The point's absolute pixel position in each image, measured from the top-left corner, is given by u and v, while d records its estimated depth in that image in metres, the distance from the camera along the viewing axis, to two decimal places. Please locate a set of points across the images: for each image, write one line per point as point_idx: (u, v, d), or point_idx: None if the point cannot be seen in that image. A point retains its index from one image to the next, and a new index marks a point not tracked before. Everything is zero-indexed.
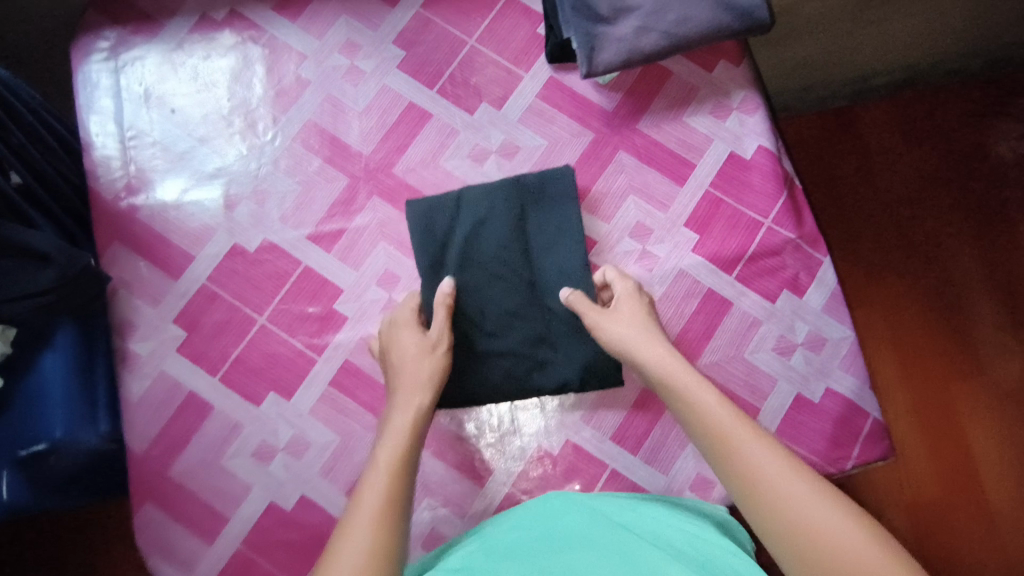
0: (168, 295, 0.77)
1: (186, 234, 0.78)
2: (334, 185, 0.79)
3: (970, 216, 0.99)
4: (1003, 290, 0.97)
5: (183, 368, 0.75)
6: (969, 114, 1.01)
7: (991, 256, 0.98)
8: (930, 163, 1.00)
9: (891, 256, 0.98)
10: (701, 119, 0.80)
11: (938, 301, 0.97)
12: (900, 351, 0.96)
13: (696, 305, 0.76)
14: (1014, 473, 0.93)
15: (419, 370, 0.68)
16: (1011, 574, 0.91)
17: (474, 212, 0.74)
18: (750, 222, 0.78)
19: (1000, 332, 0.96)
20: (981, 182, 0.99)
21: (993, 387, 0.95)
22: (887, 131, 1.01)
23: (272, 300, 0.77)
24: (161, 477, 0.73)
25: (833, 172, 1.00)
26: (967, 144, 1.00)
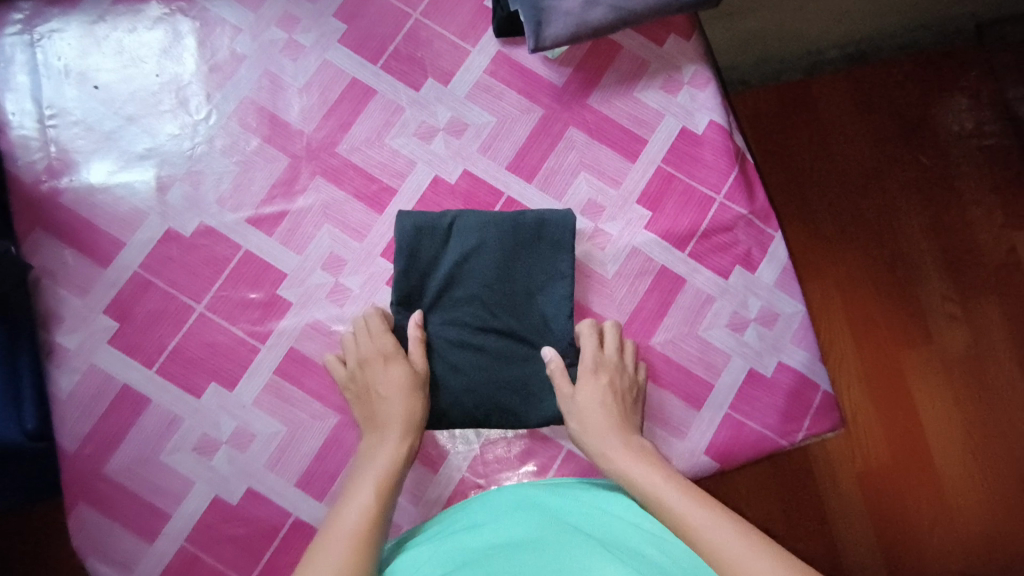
0: (97, 284, 0.72)
1: (115, 219, 0.73)
2: (275, 165, 0.76)
3: (920, 189, 1.00)
4: (949, 260, 0.99)
5: (116, 360, 0.71)
6: (920, 86, 1.02)
7: (939, 227, 1.00)
8: (881, 136, 1.01)
9: (844, 227, 0.99)
10: (652, 94, 0.79)
11: (888, 272, 0.98)
12: (853, 323, 0.97)
13: (649, 282, 0.76)
14: (960, 437, 0.95)
15: (404, 410, 0.66)
16: (954, 535, 0.93)
17: (465, 249, 0.70)
18: (702, 197, 0.77)
19: (947, 301, 0.98)
20: (931, 156, 1.01)
21: (940, 355, 0.97)
22: (840, 104, 1.01)
23: (210, 286, 0.73)
24: (95, 476, 0.70)
25: (788, 145, 1.01)
26: (917, 117, 1.02)
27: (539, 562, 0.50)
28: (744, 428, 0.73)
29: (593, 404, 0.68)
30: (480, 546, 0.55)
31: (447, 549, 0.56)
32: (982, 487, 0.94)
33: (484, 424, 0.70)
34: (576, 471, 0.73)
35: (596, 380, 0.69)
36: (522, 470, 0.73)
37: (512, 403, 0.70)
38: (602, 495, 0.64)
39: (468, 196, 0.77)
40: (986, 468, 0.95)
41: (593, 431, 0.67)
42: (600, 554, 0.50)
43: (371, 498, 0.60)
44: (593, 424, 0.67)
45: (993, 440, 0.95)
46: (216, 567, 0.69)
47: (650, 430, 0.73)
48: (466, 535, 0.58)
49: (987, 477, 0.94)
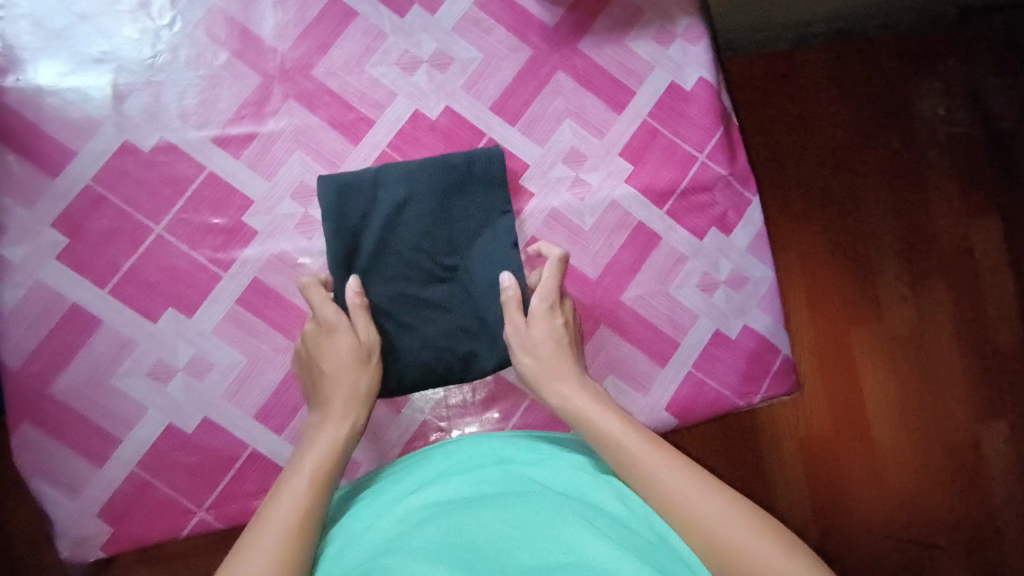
0: (44, 194, 0.67)
1: (66, 126, 0.68)
2: (244, 83, 0.71)
3: (887, 170, 1.02)
4: (906, 241, 1.02)
5: (65, 278, 0.67)
6: (900, 68, 1.03)
7: (900, 208, 1.02)
8: (856, 115, 1.02)
9: (813, 202, 1.01)
10: (644, 44, 0.77)
11: (849, 249, 1.01)
12: (809, 297, 1.00)
13: (625, 237, 0.75)
14: (896, 410, 1.00)
15: (354, 385, 0.62)
16: (879, 499, 0.99)
17: (397, 195, 0.67)
18: (684, 155, 0.76)
19: (899, 280, 1.01)
20: (901, 139, 1.02)
21: (887, 332, 1.00)
22: (821, 79, 1.01)
23: (170, 207, 0.69)
24: (40, 396, 0.67)
25: (767, 117, 1.00)
26: (892, 98, 1.02)
27: (506, 523, 0.49)
28: (704, 386, 0.75)
29: (548, 338, 0.65)
30: (441, 506, 0.53)
31: (410, 505, 0.55)
32: (912, 457, 1.00)
33: (448, 376, 0.69)
34: (539, 420, 0.74)
35: (550, 315, 0.66)
36: (486, 417, 0.73)
37: (475, 354, 0.69)
38: (557, 451, 0.63)
39: (449, 134, 0.74)
40: (917, 440, 1.00)
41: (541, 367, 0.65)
42: (568, 516, 0.50)
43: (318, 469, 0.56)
44: (549, 360, 0.65)
45: (927, 415, 1.01)
46: (168, 495, 0.68)
47: (614, 383, 0.74)
48: (424, 492, 0.56)
49: (918, 448, 1.00)
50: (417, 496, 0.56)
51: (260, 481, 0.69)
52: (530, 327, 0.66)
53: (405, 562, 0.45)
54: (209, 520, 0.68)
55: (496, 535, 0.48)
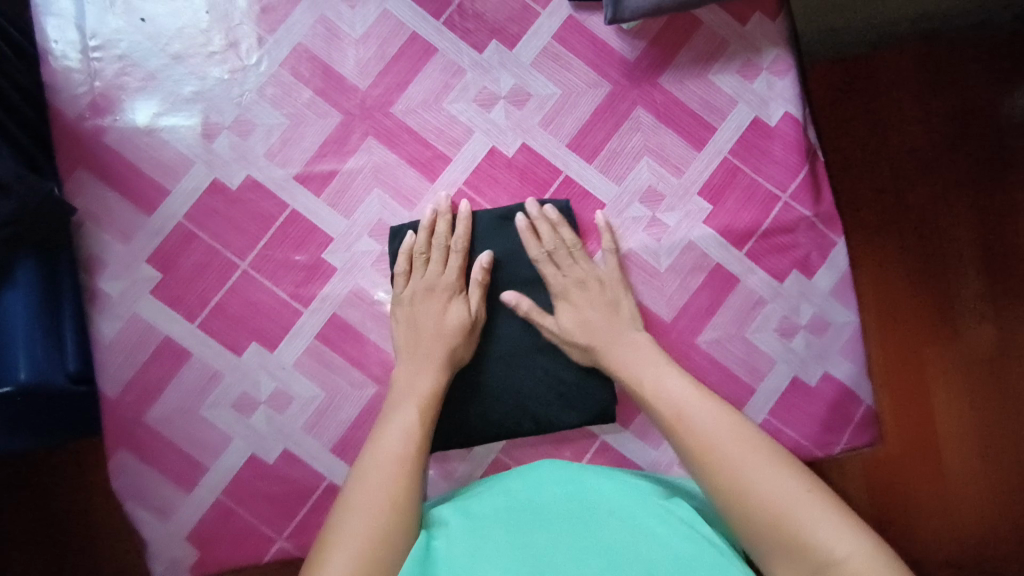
0: (140, 231, 0.71)
1: (160, 164, 0.71)
2: (326, 121, 0.72)
3: (972, 184, 0.96)
4: (988, 259, 0.96)
5: (158, 312, 0.70)
6: (988, 75, 0.96)
7: (983, 224, 0.96)
8: (938, 124, 0.96)
9: (888, 219, 0.96)
10: (727, 78, 0.75)
11: (925, 265, 0.95)
12: (881, 312, 0.95)
13: (702, 279, 0.73)
14: (973, 438, 0.94)
15: (460, 350, 0.68)
16: (952, 533, 0.94)
17: (471, 251, 0.72)
18: (766, 195, 0.74)
19: (979, 300, 0.96)
20: (988, 150, 0.96)
21: (963, 354, 0.95)
22: (901, 87, 0.96)
23: (255, 244, 0.71)
24: (135, 423, 0.70)
25: (843, 125, 0.96)
26: (981, 108, 0.96)
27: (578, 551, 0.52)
28: (780, 434, 0.73)
29: (580, 321, 0.69)
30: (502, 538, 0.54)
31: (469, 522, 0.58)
32: (984, 485, 0.94)
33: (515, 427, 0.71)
34: (608, 463, 0.73)
35: (570, 301, 0.70)
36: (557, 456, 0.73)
37: (539, 409, 0.71)
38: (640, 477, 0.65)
39: (525, 171, 0.74)
40: (994, 471, 0.94)
41: (586, 355, 0.69)
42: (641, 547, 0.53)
43: (415, 416, 0.62)
44: (585, 319, 0.69)
45: (1006, 443, 0.94)
46: (250, 522, 0.70)
47: None
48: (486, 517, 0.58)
49: (991, 477, 0.94)
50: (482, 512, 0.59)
51: None
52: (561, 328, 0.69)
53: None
54: (288, 548, 0.70)
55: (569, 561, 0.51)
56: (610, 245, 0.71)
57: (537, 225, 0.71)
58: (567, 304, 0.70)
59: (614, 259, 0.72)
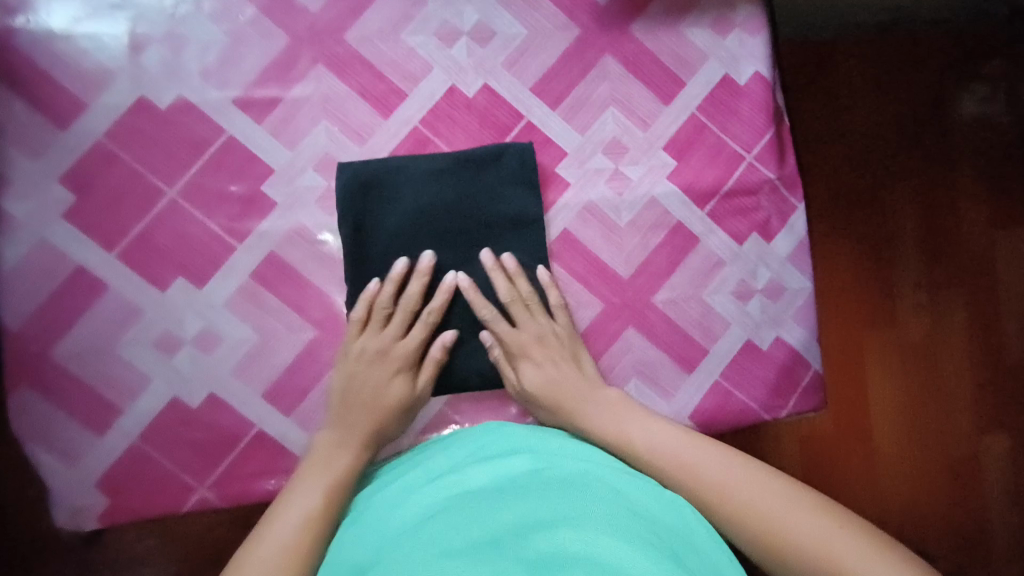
0: (52, 147, 0.64)
1: (78, 76, 0.64)
2: (270, 43, 0.66)
3: (921, 174, 0.96)
4: (931, 250, 0.96)
5: (71, 238, 0.64)
6: (945, 66, 0.96)
7: (929, 215, 0.96)
8: (894, 113, 0.96)
9: (839, 204, 0.95)
10: (699, 32, 0.72)
11: (873, 252, 0.95)
12: (828, 292, 0.95)
13: (662, 237, 0.71)
14: (903, 418, 0.96)
15: (388, 429, 0.63)
16: (875, 504, 0.96)
17: (422, 194, 0.65)
18: (731, 154, 0.72)
19: (918, 289, 0.96)
20: (939, 143, 0.96)
21: (901, 339, 0.96)
22: (862, 69, 0.95)
23: (185, 171, 0.65)
24: (42, 359, 0.64)
25: (802, 104, 0.95)
26: (933, 97, 0.96)
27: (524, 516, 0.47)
28: (730, 397, 0.72)
29: (546, 379, 0.65)
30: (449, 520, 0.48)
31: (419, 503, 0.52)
32: (913, 462, 0.96)
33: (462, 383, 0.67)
34: None
35: (531, 358, 0.66)
36: (503, 412, 0.70)
37: (489, 366, 0.67)
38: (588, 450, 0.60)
39: (485, 114, 0.69)
40: (917, 448, 0.96)
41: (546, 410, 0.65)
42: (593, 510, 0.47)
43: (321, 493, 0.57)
44: (558, 373, 0.65)
45: (931, 423, 0.96)
46: (169, 470, 0.66)
47: (636, 388, 0.71)
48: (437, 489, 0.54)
49: (919, 454, 0.96)
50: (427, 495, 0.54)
51: (265, 461, 0.67)
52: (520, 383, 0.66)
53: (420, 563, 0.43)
54: (210, 498, 0.66)
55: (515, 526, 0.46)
56: (558, 302, 0.67)
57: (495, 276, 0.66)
58: (532, 364, 0.66)
59: (565, 316, 0.68)
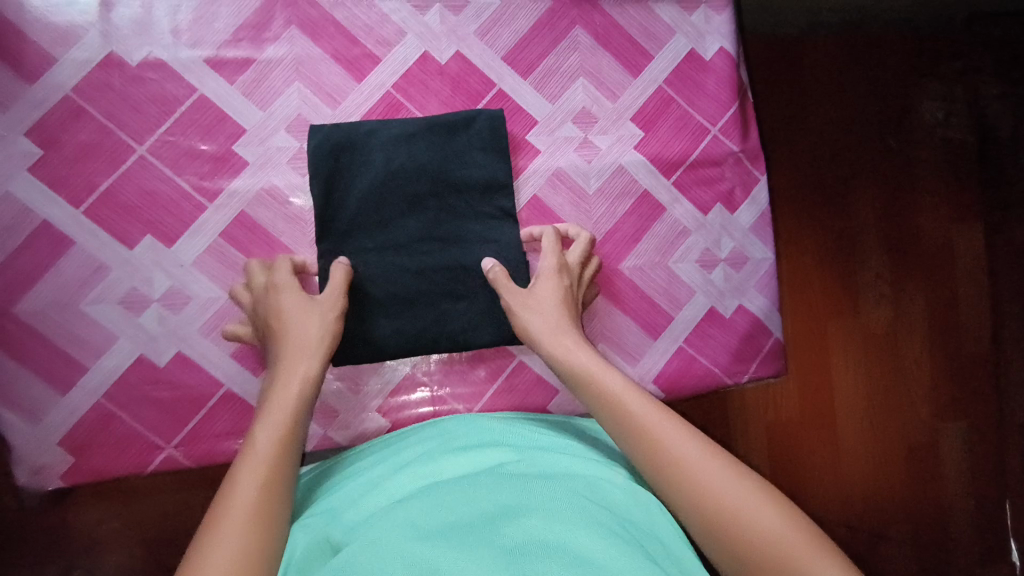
0: (18, 100, 0.63)
1: (46, 29, 0.64)
2: (244, 4, 0.67)
3: (882, 170, 0.95)
4: (893, 241, 0.95)
5: (36, 192, 0.64)
6: (908, 65, 0.94)
7: (891, 207, 0.95)
8: (859, 108, 0.94)
9: (803, 199, 0.94)
10: (666, 7, 0.74)
11: (835, 243, 0.94)
12: (791, 282, 0.93)
13: (629, 205, 0.73)
14: (865, 409, 0.95)
15: (310, 339, 0.58)
16: (840, 495, 0.94)
17: (394, 155, 0.66)
18: (697, 127, 0.74)
19: (880, 280, 0.95)
20: (900, 142, 0.95)
21: (864, 329, 0.94)
22: (828, 65, 0.93)
23: (155, 129, 0.65)
24: (3, 315, 0.63)
25: (769, 100, 0.92)
26: (896, 96, 0.94)
27: (499, 504, 0.48)
28: (694, 363, 0.74)
29: (557, 301, 0.64)
30: (422, 505, 0.49)
31: (393, 484, 0.54)
32: (876, 452, 0.95)
33: (433, 345, 0.67)
34: (524, 383, 0.72)
35: (556, 282, 0.65)
36: (471, 375, 0.71)
37: (458, 329, 0.67)
38: (569, 440, 0.62)
39: (457, 81, 0.71)
40: (880, 438, 0.95)
41: (555, 327, 0.62)
42: (564, 504, 0.48)
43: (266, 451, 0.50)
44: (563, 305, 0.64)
45: (891, 413, 0.95)
46: (134, 429, 0.65)
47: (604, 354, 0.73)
48: (411, 471, 0.55)
49: (881, 444, 0.95)
50: (397, 479, 0.54)
51: (233, 421, 0.67)
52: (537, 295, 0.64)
53: (396, 546, 0.43)
54: (176, 458, 0.66)
55: (490, 513, 0.47)
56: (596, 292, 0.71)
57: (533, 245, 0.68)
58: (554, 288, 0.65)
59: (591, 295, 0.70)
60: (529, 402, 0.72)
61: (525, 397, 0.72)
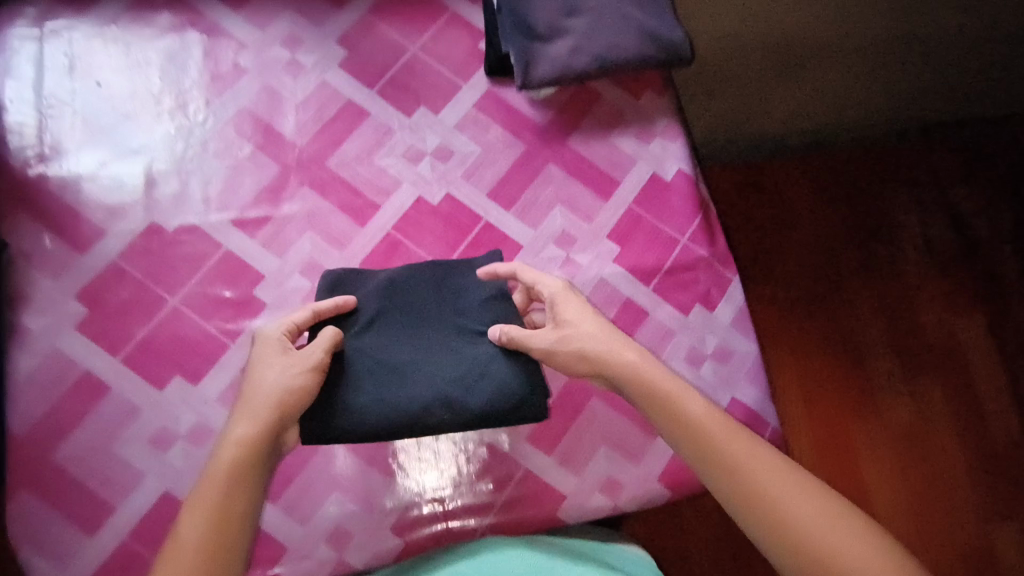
0: (72, 268, 0.73)
1: (99, 209, 0.75)
2: (264, 172, 0.79)
3: (869, 270, 1.15)
4: (899, 341, 1.12)
5: (80, 346, 0.71)
6: (864, 180, 1.19)
7: (884, 308, 1.13)
8: (833, 222, 1.16)
9: (801, 307, 1.12)
10: (626, 141, 0.86)
11: (835, 347, 1.11)
12: (802, 385, 1.09)
13: (614, 313, 0.79)
14: (899, 489, 1.06)
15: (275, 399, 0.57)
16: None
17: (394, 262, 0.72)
18: (667, 238, 0.82)
19: (892, 376, 1.10)
20: (889, 248, 1.16)
21: (887, 423, 1.08)
22: (802, 181, 1.18)
23: (186, 282, 0.74)
24: (43, 461, 0.69)
25: (754, 217, 1.16)
26: (868, 207, 1.18)
27: None
28: None
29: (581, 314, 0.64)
30: None
31: None
32: (919, 533, 1.04)
33: (427, 421, 0.64)
34: (533, 492, 0.73)
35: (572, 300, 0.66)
36: (480, 488, 0.73)
37: (451, 393, 0.64)
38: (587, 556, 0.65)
39: (449, 218, 0.80)
40: (917, 515, 1.04)
41: (608, 339, 0.62)
42: None
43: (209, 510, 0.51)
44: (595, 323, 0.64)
45: (926, 493, 1.06)
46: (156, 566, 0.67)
47: (607, 455, 0.75)
48: None
49: (921, 525, 1.04)
50: None
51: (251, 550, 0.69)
52: (569, 321, 0.64)
53: None
54: None
55: None
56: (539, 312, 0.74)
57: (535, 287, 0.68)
58: (580, 307, 0.65)
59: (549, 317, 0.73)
60: (539, 510, 0.73)
61: (533, 505, 0.73)
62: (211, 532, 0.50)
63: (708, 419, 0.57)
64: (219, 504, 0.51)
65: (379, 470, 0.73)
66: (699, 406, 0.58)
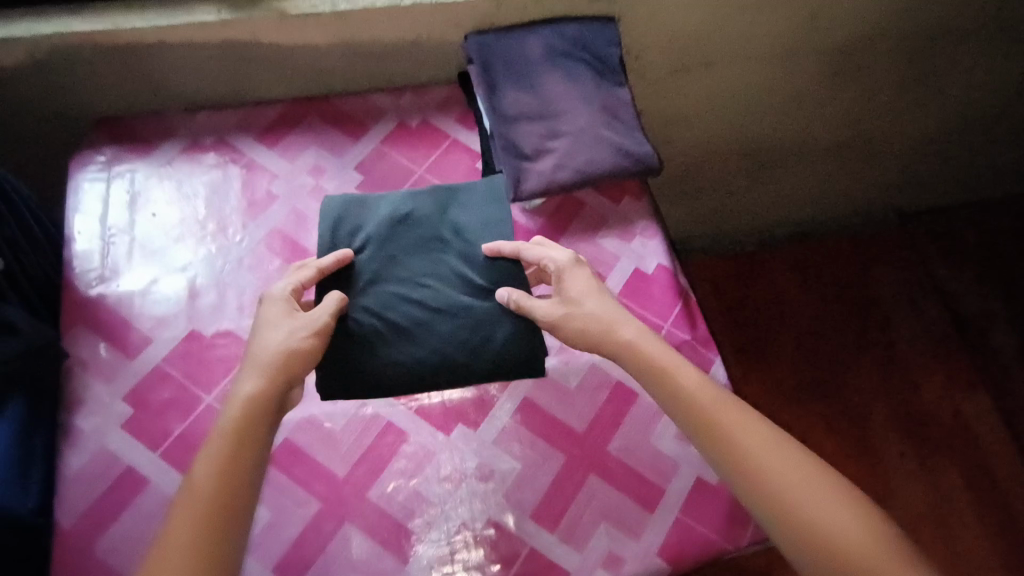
0: (122, 374, 0.83)
1: (148, 320, 0.86)
2: None
3: (858, 352, 1.41)
4: (901, 421, 1.34)
5: (125, 444, 0.80)
6: (835, 275, 1.50)
7: (891, 391, 1.37)
8: (820, 316, 1.45)
9: (798, 389, 1.38)
10: (610, 241, 0.96)
11: (845, 428, 1.33)
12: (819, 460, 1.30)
13: (606, 395, 0.86)
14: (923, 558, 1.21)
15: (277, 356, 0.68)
16: None
17: (400, 214, 0.88)
18: (652, 325, 0.91)
19: (902, 456, 1.31)
20: (880, 335, 1.43)
21: (900, 499, 1.27)
22: (788, 276, 1.50)
23: (220, 381, 0.83)
24: (85, 553, 0.74)
25: (748, 305, 1.47)
26: (863, 300, 1.47)
27: None
28: (693, 531, 0.79)
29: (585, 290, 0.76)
30: None
31: None
32: None
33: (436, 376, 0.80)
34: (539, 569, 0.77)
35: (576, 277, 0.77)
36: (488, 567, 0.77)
37: (457, 353, 0.80)
38: None
39: None
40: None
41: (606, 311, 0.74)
42: None
43: (221, 451, 0.61)
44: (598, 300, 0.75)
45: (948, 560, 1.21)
46: None
47: (608, 531, 0.79)
48: None
49: None
50: None
51: None
52: (576, 299, 0.75)
53: None
54: None
55: None
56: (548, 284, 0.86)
57: (542, 261, 0.80)
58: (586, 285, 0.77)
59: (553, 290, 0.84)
60: None
61: None
62: (221, 475, 0.60)
63: (702, 392, 0.68)
64: (227, 451, 0.61)
65: (391, 554, 0.77)
66: (693, 377, 0.69)
